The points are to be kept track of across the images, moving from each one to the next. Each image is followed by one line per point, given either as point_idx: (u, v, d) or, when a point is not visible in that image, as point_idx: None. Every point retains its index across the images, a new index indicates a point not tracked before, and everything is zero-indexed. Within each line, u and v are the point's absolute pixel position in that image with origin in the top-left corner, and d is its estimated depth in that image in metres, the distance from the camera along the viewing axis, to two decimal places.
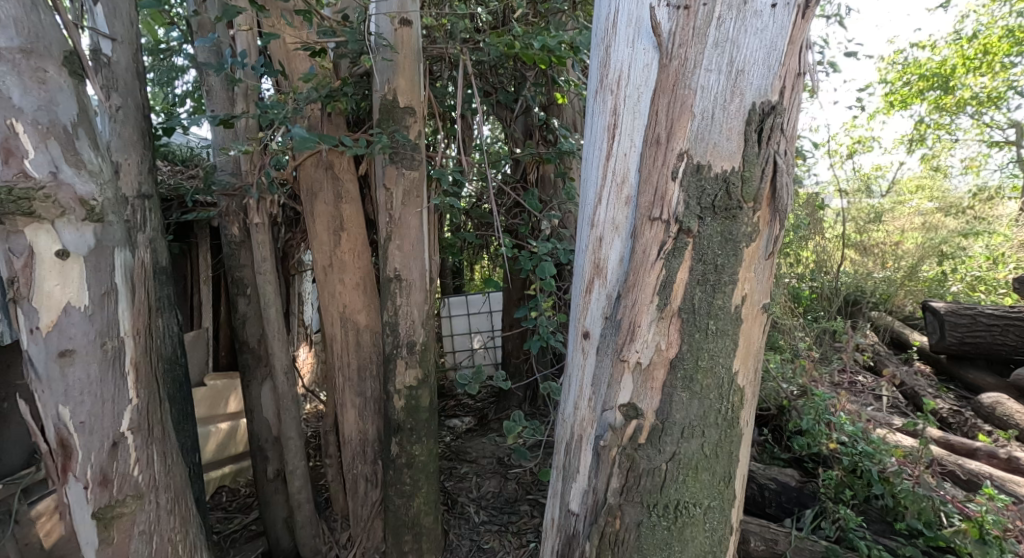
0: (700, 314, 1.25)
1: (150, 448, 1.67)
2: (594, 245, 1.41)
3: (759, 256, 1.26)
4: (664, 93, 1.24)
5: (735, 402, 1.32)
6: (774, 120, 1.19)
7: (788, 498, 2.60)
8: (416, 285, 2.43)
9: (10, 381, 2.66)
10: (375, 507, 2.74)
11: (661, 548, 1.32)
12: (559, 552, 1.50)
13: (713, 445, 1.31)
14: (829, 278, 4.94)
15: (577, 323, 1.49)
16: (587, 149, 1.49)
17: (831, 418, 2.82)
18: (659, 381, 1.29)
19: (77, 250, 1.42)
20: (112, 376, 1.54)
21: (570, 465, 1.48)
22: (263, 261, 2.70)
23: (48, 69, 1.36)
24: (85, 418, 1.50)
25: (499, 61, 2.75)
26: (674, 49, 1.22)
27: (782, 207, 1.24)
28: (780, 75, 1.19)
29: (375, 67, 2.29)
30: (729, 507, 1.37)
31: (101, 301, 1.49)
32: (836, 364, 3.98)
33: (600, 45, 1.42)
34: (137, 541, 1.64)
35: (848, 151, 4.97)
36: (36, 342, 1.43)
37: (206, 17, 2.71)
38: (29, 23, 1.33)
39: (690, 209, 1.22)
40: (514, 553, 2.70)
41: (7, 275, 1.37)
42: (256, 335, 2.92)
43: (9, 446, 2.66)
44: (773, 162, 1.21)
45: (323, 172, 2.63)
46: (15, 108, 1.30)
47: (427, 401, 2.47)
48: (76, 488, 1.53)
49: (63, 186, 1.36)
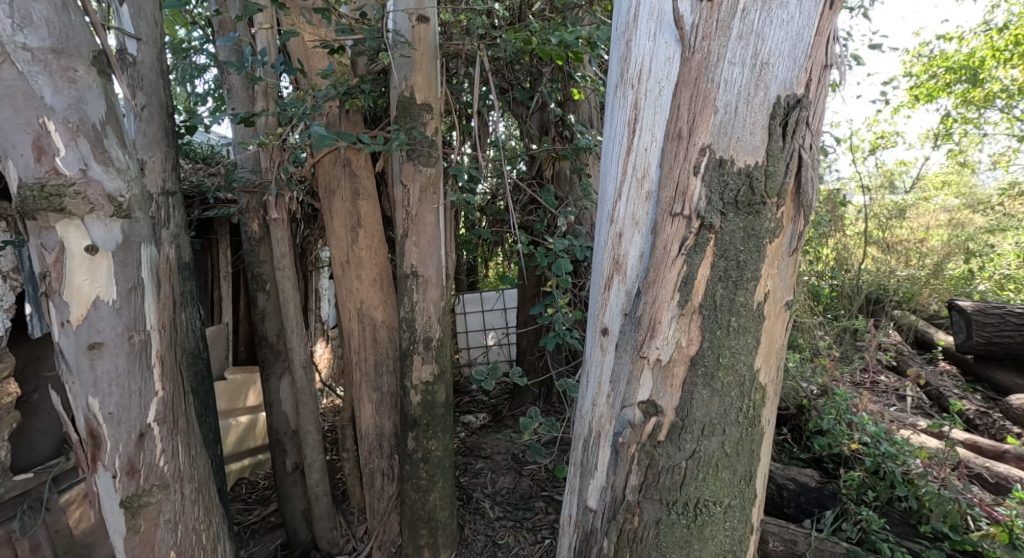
0: (722, 310, 1.24)
1: (175, 440, 1.70)
2: (613, 242, 1.40)
3: (782, 252, 1.25)
4: (687, 87, 1.22)
5: (757, 400, 1.30)
6: (800, 113, 1.17)
7: (807, 499, 2.56)
8: (432, 281, 2.44)
9: (40, 373, 2.74)
10: (391, 501, 2.77)
11: (680, 546, 1.31)
12: (577, 549, 1.51)
13: (734, 444, 1.30)
14: (850, 275, 4.89)
15: (595, 319, 1.48)
16: (606, 145, 1.47)
17: (854, 418, 2.76)
18: (679, 378, 1.28)
19: (105, 245, 1.46)
20: (139, 368, 1.57)
21: (588, 462, 1.48)
22: (282, 257, 2.74)
23: (77, 68, 1.39)
24: (113, 410, 1.54)
25: (516, 57, 2.75)
26: (697, 42, 1.20)
27: (807, 202, 1.22)
28: (805, 67, 1.17)
29: (393, 64, 2.30)
30: (750, 506, 1.35)
31: (128, 296, 1.52)
32: (857, 364, 3.91)
33: (620, 39, 1.41)
34: (163, 530, 1.69)
35: (871, 147, 4.87)
36: (66, 335, 1.47)
37: (227, 16, 2.75)
38: (60, 23, 1.36)
39: (712, 205, 1.21)
40: (529, 549, 2.71)
41: (40, 270, 1.42)
42: (275, 330, 2.96)
43: (40, 436, 2.74)
44: (798, 156, 1.19)
45: (342, 169, 2.65)
46: (46, 107, 1.34)
47: (443, 397, 2.49)
48: (105, 477, 1.58)
49: (92, 183, 1.40)
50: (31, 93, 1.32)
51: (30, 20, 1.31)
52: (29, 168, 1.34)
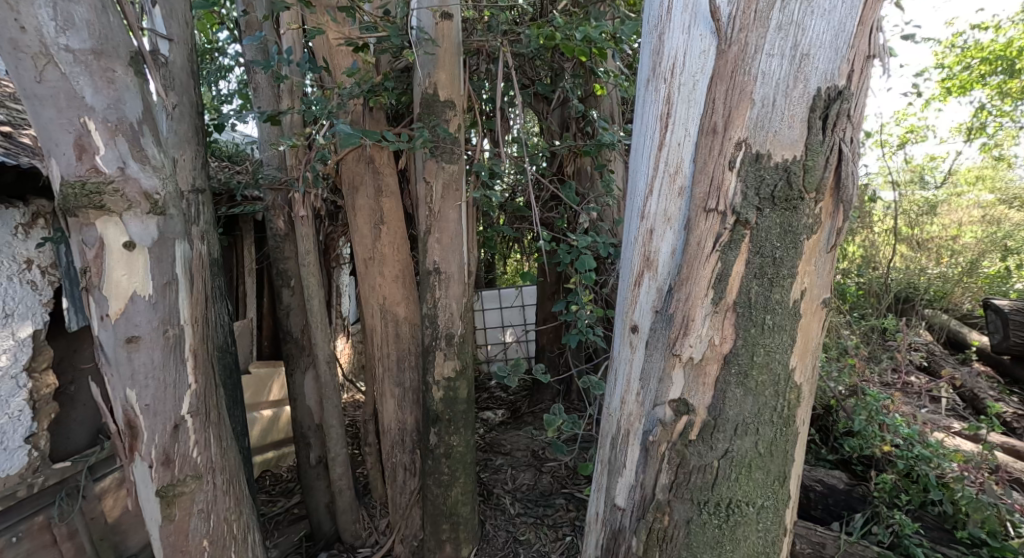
0: (757, 307, 1.22)
1: (207, 432, 1.74)
2: (644, 238, 1.39)
3: (820, 249, 1.22)
4: (722, 80, 1.20)
5: (791, 399, 1.28)
6: (841, 105, 1.14)
7: (836, 501, 2.52)
8: (455, 278, 2.45)
9: (76, 365, 2.84)
10: (413, 496, 2.80)
11: (711, 546, 1.30)
12: (604, 547, 1.50)
13: (768, 444, 1.28)
14: (877, 273, 4.78)
15: (624, 316, 1.47)
16: (637, 140, 1.46)
17: (885, 419, 2.69)
18: (712, 376, 1.26)
19: (142, 242, 1.50)
20: (174, 362, 1.61)
21: (616, 460, 1.47)
22: (306, 254, 2.77)
23: (116, 69, 1.42)
24: (149, 401, 1.58)
25: (538, 53, 2.73)
26: (734, 34, 1.18)
27: (847, 197, 1.19)
28: (848, 58, 1.14)
29: (417, 61, 2.30)
30: (783, 507, 1.33)
31: (163, 291, 1.56)
32: (886, 364, 3.80)
33: (653, 32, 1.39)
34: (196, 519, 1.73)
35: (900, 141, 4.72)
36: (106, 328, 1.52)
37: (254, 16, 2.80)
38: (100, 25, 1.40)
39: (748, 200, 1.18)
40: (551, 546, 2.71)
41: (81, 266, 1.47)
42: (299, 326, 3.01)
43: (76, 427, 2.84)
44: (838, 149, 1.16)
45: (365, 166, 2.67)
46: (87, 107, 1.37)
47: (465, 393, 2.50)
48: (142, 466, 1.63)
49: (130, 181, 1.44)
50: (73, 93, 1.36)
51: (72, 22, 1.35)
52: (71, 166, 1.39)
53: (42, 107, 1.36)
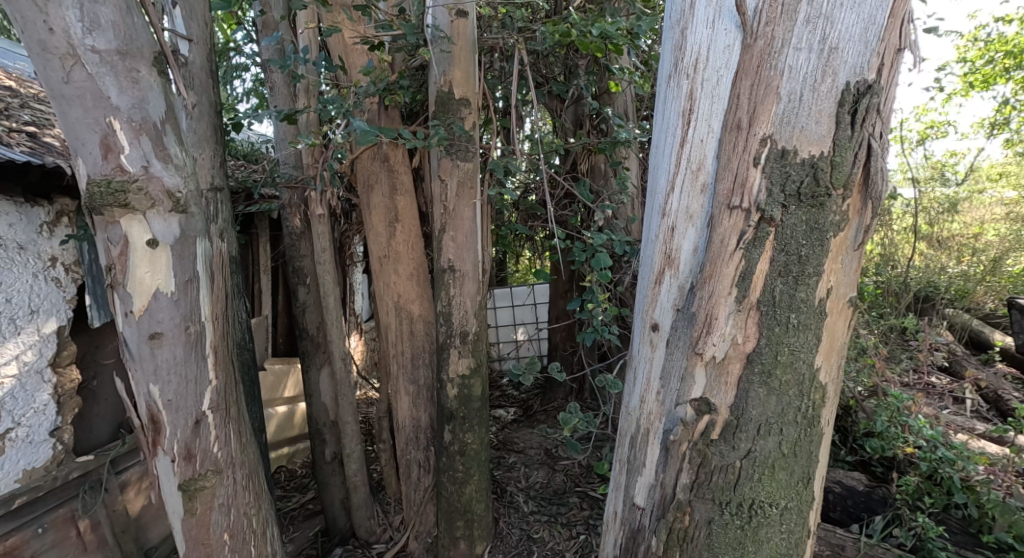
0: (781, 306, 1.20)
1: (228, 427, 1.77)
2: (665, 236, 1.37)
3: (847, 247, 1.20)
4: (748, 75, 1.18)
5: (816, 399, 1.26)
6: (871, 100, 1.12)
7: (855, 503, 2.49)
8: (469, 276, 2.45)
9: (99, 361, 2.90)
10: (427, 493, 2.82)
11: (734, 547, 1.29)
12: (623, 546, 1.49)
13: (792, 444, 1.26)
14: (896, 272, 4.69)
15: (644, 314, 1.46)
16: (658, 136, 1.45)
17: (908, 420, 2.66)
18: (735, 375, 1.25)
19: (165, 240, 1.52)
20: (196, 358, 1.63)
21: (635, 459, 1.46)
22: (322, 251, 2.79)
23: (140, 69, 1.44)
24: (172, 397, 1.61)
25: (553, 50, 2.71)
26: (760, 28, 1.16)
27: (876, 194, 1.16)
28: (878, 52, 1.12)
29: (433, 59, 2.30)
30: (807, 509, 1.32)
31: (185, 288, 1.58)
32: (907, 364, 3.75)
33: (675, 27, 1.38)
34: (217, 513, 1.75)
35: (919, 137, 4.63)
36: (130, 325, 1.55)
37: (270, 16, 2.82)
38: (125, 26, 1.42)
39: (773, 197, 1.17)
40: (564, 544, 2.71)
41: (107, 263, 1.50)
42: (314, 323, 3.04)
43: (98, 421, 2.89)
44: (867, 145, 1.13)
45: (380, 164, 2.67)
46: (113, 107, 1.40)
47: (479, 391, 2.50)
48: (165, 461, 1.65)
49: (154, 179, 1.46)
50: (99, 93, 1.38)
51: (98, 23, 1.37)
52: (97, 165, 1.41)
53: (69, 107, 1.38)
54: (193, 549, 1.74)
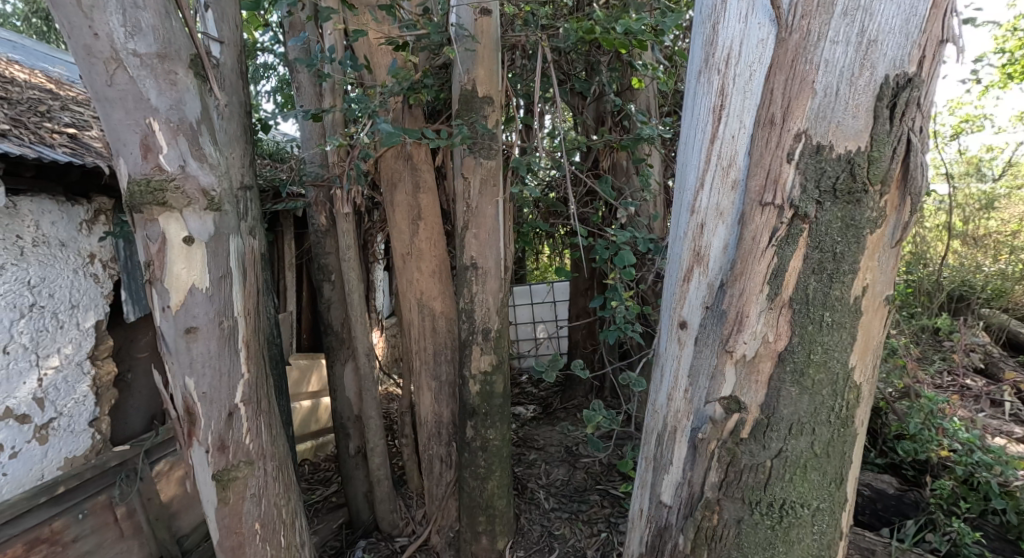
0: (815, 305, 1.18)
1: (259, 420, 1.81)
2: (694, 233, 1.36)
3: (884, 244, 1.18)
4: (782, 70, 1.17)
5: (850, 399, 1.24)
6: (911, 93, 1.09)
7: (885, 506, 2.47)
8: (491, 273, 2.46)
9: (134, 354, 3.00)
10: (450, 487, 2.85)
11: (764, 547, 1.28)
12: (649, 544, 1.49)
13: (825, 444, 1.24)
14: (928, 270, 4.57)
15: (672, 312, 1.45)
16: (687, 133, 1.44)
17: (943, 422, 2.58)
18: (766, 373, 1.23)
19: (200, 237, 1.56)
20: (229, 352, 1.68)
21: (662, 457, 1.46)
22: (347, 249, 2.83)
23: (178, 71, 1.49)
24: (206, 389, 1.65)
25: (576, 47, 2.70)
26: (796, 22, 1.14)
27: (915, 190, 1.13)
28: (919, 43, 1.09)
29: (456, 58, 2.31)
30: (840, 510, 1.30)
31: (219, 284, 1.62)
32: (940, 366, 3.69)
33: (706, 22, 1.36)
34: (249, 503, 1.80)
35: (954, 132, 4.48)
36: (167, 319, 1.60)
37: (297, 17, 2.87)
38: (164, 30, 1.46)
39: (807, 193, 1.15)
40: (586, 542, 2.71)
41: (146, 259, 1.56)
42: (339, 319, 3.09)
43: (133, 412, 2.99)
44: (907, 139, 1.10)
45: (403, 162, 2.70)
46: (152, 109, 1.44)
47: (501, 387, 2.51)
48: (199, 451, 1.71)
49: (190, 178, 1.51)
50: (139, 95, 1.43)
51: (139, 28, 1.41)
52: (137, 165, 1.47)
53: (112, 109, 1.44)
54: (226, 537, 1.79)
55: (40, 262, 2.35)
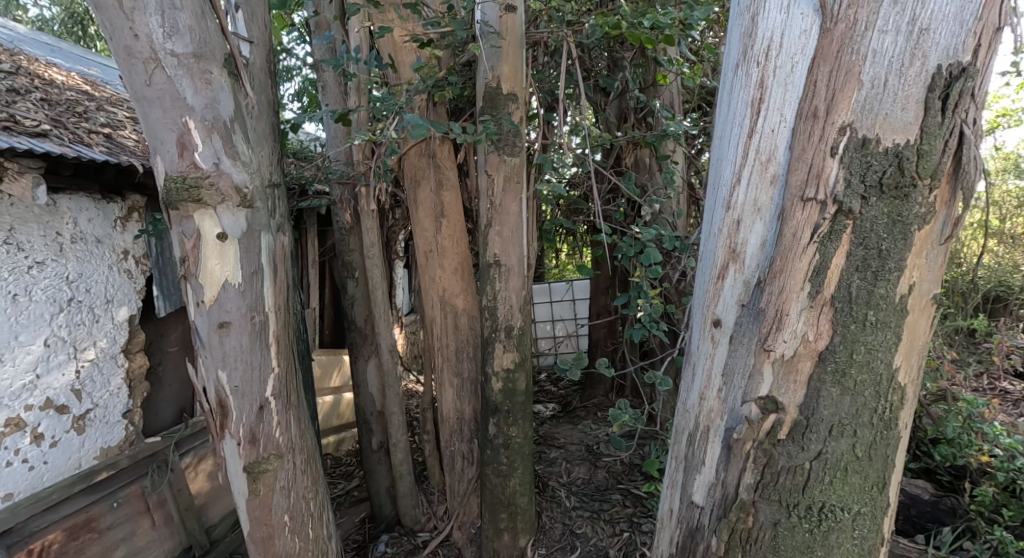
0: (858, 303, 1.15)
1: (288, 414, 1.84)
2: (729, 229, 1.33)
3: (933, 240, 1.14)
4: (826, 61, 1.13)
5: (894, 401, 1.21)
6: (965, 84, 1.05)
7: (920, 513, 2.43)
8: (514, 271, 2.45)
9: (164, 348, 3.07)
10: (471, 484, 2.87)
11: (800, 551, 1.25)
12: (679, 545, 1.47)
13: (867, 447, 1.21)
14: (963, 271, 4.42)
15: (705, 310, 1.42)
16: (723, 127, 1.41)
17: (984, 427, 2.47)
18: (805, 373, 1.20)
19: (233, 233, 1.59)
20: (260, 347, 1.70)
21: (694, 456, 1.44)
22: (371, 246, 2.85)
23: (212, 71, 1.51)
24: (238, 383, 1.69)
25: (601, 42, 2.68)
26: (841, 11, 1.11)
27: (967, 184, 1.09)
28: (975, 32, 1.04)
29: (482, 54, 2.29)
30: (881, 515, 1.26)
31: (251, 280, 1.65)
32: (977, 368, 3.57)
33: (744, 15, 1.33)
34: (279, 495, 1.83)
35: (991, 126, 4.32)
36: (201, 314, 1.64)
37: (323, 17, 2.91)
38: (199, 31, 1.49)
39: (852, 188, 1.11)
40: (608, 541, 2.70)
41: (182, 255, 1.60)
42: (362, 316, 3.12)
43: (163, 404, 3.07)
44: (960, 131, 1.06)
45: (427, 160, 2.70)
46: (188, 108, 1.47)
47: (523, 385, 2.51)
48: (231, 443, 1.74)
49: (223, 176, 1.54)
50: (176, 95, 1.46)
51: (177, 28, 1.44)
52: (174, 163, 1.50)
53: (150, 109, 1.47)
54: (257, 528, 1.83)
55: (77, 259, 2.42)
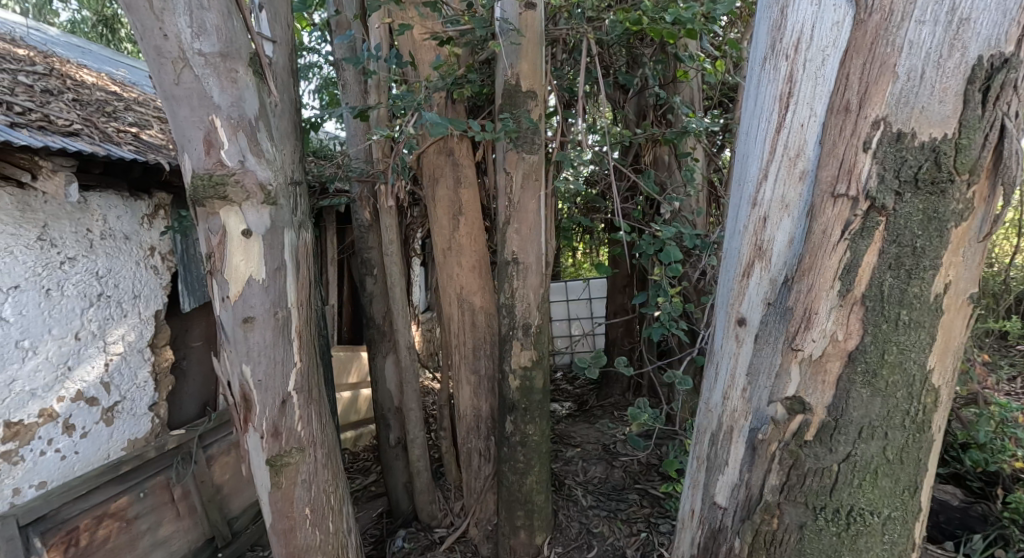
0: (891, 302, 1.12)
1: (310, 408, 1.86)
2: (756, 226, 1.31)
3: (970, 238, 1.10)
4: (859, 53, 1.11)
5: (927, 403, 1.17)
6: (1007, 76, 1.02)
7: (949, 519, 2.37)
8: (532, 269, 2.45)
9: (188, 343, 3.13)
10: (488, 481, 2.88)
11: (828, 554, 1.23)
12: (701, 545, 1.46)
13: (898, 450, 1.18)
14: (994, 272, 4.28)
15: (729, 308, 1.40)
16: (749, 122, 1.39)
17: (1017, 431, 2.40)
18: (834, 374, 1.17)
19: (257, 230, 1.61)
20: (283, 342, 1.73)
21: (717, 456, 1.42)
22: (390, 243, 2.87)
23: (238, 70, 1.53)
24: (262, 377, 1.71)
25: (621, 39, 2.65)
26: (876, 2, 1.08)
27: (1008, 179, 1.05)
28: (1018, 21, 0.99)
29: (502, 51, 2.28)
30: (912, 520, 1.23)
31: (274, 276, 1.67)
32: (1009, 373, 3.45)
33: (773, 8, 1.31)
34: (300, 488, 1.86)
35: None
36: (226, 309, 1.66)
37: (344, 16, 2.94)
38: (225, 30, 1.51)
39: (886, 183, 1.08)
40: (626, 541, 2.68)
41: (207, 251, 1.63)
42: (380, 313, 3.15)
43: (187, 398, 3.13)
44: (1000, 125, 1.03)
45: (446, 158, 2.71)
46: (214, 107, 1.50)
47: (541, 383, 2.50)
48: (254, 436, 1.77)
49: (248, 173, 1.56)
50: (203, 94, 1.48)
51: (204, 28, 1.46)
52: (200, 160, 1.53)
53: (178, 107, 1.50)
54: (279, 520, 1.85)
55: (106, 255, 2.48)
